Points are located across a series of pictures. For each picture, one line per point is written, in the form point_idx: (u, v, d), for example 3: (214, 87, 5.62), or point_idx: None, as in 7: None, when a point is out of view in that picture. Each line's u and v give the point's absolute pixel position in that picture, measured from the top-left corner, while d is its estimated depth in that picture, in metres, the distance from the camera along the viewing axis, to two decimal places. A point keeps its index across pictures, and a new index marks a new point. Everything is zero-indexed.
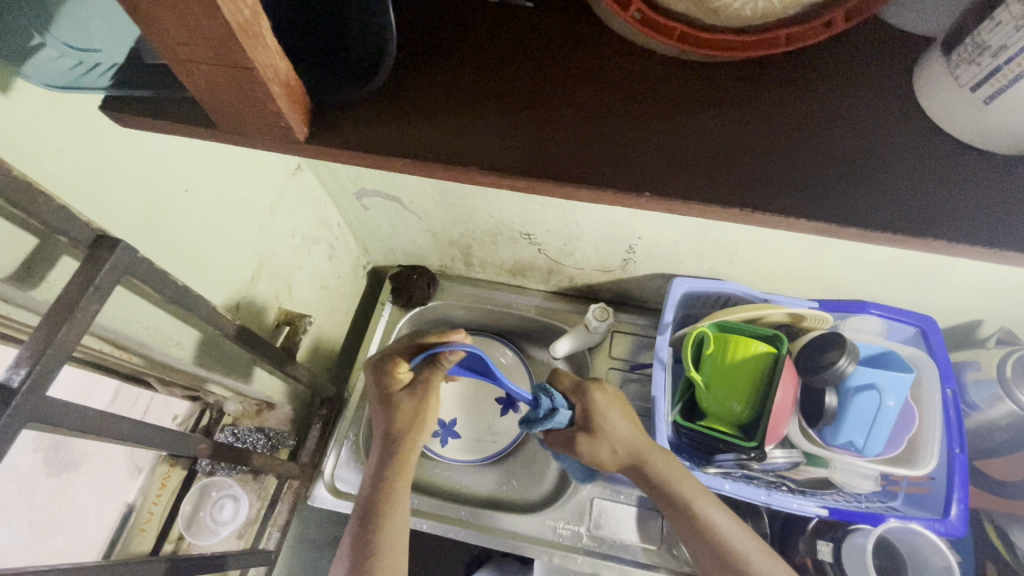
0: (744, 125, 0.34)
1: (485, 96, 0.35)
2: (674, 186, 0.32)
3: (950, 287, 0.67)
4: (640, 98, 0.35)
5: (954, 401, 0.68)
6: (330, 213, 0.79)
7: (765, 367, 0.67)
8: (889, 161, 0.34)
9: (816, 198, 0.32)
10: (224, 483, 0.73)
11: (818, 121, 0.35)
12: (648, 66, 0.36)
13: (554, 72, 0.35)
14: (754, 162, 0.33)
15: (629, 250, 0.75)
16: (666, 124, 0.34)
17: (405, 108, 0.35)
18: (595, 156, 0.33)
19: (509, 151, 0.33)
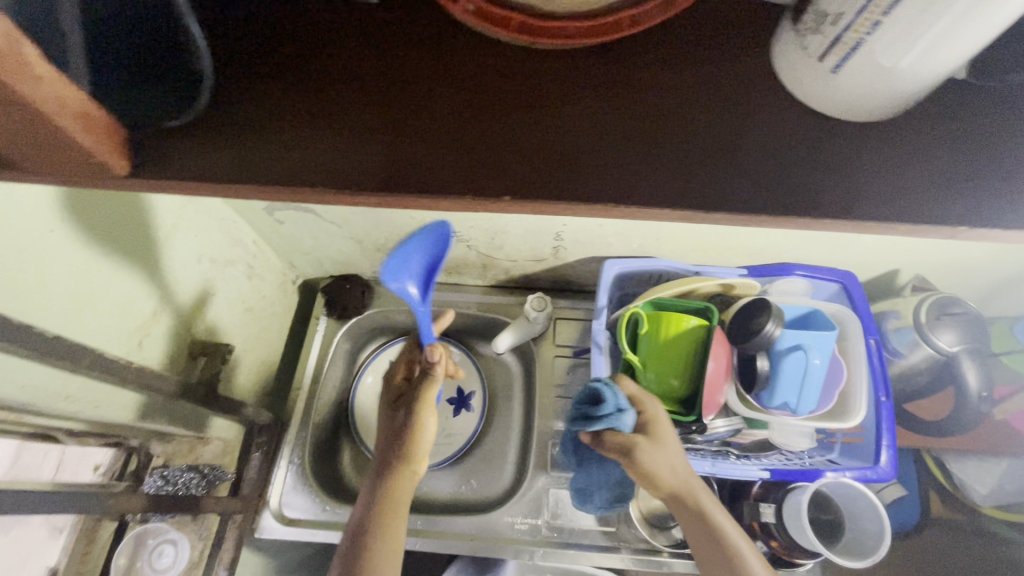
0: (562, 122, 0.40)
1: (345, 119, 0.41)
2: (505, 182, 0.39)
3: (866, 243, 0.69)
4: (476, 107, 0.41)
5: (878, 350, 0.70)
6: (243, 232, 0.74)
7: (699, 340, 0.67)
8: (692, 146, 0.40)
9: (622, 180, 0.39)
10: (161, 529, 0.68)
11: (620, 109, 0.41)
12: (483, 78, 0.42)
13: (409, 92, 0.41)
14: (582, 159, 0.39)
15: (557, 238, 0.74)
16: (501, 129, 0.40)
17: (276, 136, 0.40)
18: (440, 163, 0.39)
19: (367, 166, 0.39)
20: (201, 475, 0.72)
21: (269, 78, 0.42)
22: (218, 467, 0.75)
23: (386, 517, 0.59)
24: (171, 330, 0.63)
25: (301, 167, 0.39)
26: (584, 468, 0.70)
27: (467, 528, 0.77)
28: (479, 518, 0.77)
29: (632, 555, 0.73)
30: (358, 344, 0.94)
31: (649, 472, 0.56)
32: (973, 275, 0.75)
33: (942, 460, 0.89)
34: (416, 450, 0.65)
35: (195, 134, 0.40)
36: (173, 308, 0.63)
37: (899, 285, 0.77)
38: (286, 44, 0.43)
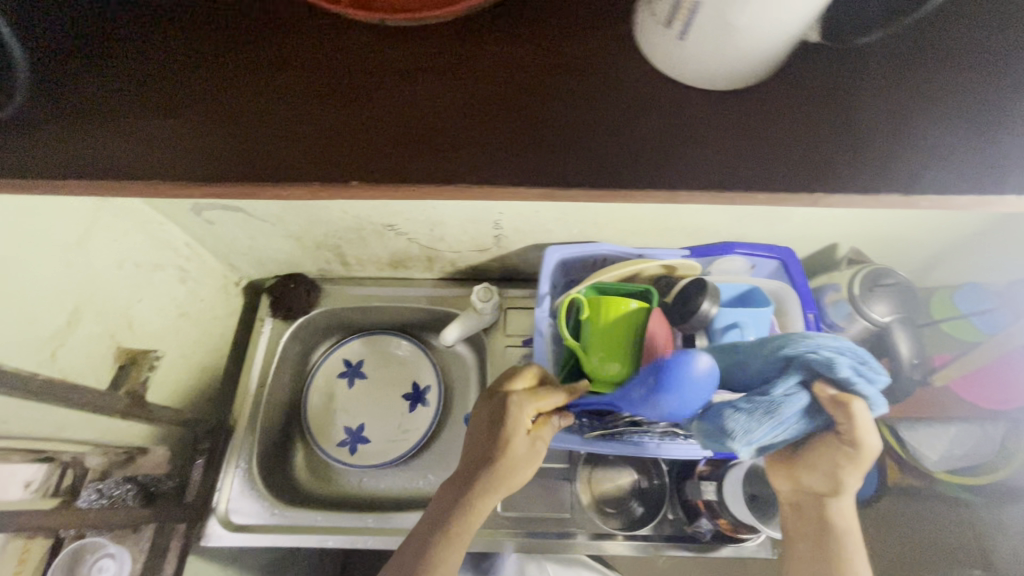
0: (402, 111, 0.46)
1: (195, 117, 0.47)
2: (331, 165, 0.45)
3: (800, 219, 0.69)
4: (310, 101, 0.47)
5: (817, 324, 0.70)
6: (173, 234, 0.72)
7: (640, 323, 0.67)
8: (517, 127, 0.45)
9: (443, 166, 0.45)
10: (99, 543, 0.66)
11: (455, 97, 0.46)
12: (317, 76, 0.48)
13: (250, 94, 0.48)
14: (413, 144, 0.45)
15: (497, 227, 0.73)
16: (329, 119, 0.46)
17: (137, 135, 0.47)
18: (277, 150, 0.45)
19: (218, 162, 0.45)
20: (140, 486, 0.70)
21: (131, 87, 0.48)
22: (159, 476, 0.73)
23: (458, 536, 0.55)
24: (91, 338, 0.61)
25: (159, 165, 0.45)
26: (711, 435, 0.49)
27: None
28: None
29: (584, 540, 0.73)
30: (308, 344, 0.92)
31: (838, 475, 0.52)
32: (909, 246, 0.76)
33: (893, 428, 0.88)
34: (508, 483, 0.57)
35: (57, 136, 0.46)
36: (92, 316, 0.61)
37: (840, 259, 0.78)
38: (147, 57, 0.50)
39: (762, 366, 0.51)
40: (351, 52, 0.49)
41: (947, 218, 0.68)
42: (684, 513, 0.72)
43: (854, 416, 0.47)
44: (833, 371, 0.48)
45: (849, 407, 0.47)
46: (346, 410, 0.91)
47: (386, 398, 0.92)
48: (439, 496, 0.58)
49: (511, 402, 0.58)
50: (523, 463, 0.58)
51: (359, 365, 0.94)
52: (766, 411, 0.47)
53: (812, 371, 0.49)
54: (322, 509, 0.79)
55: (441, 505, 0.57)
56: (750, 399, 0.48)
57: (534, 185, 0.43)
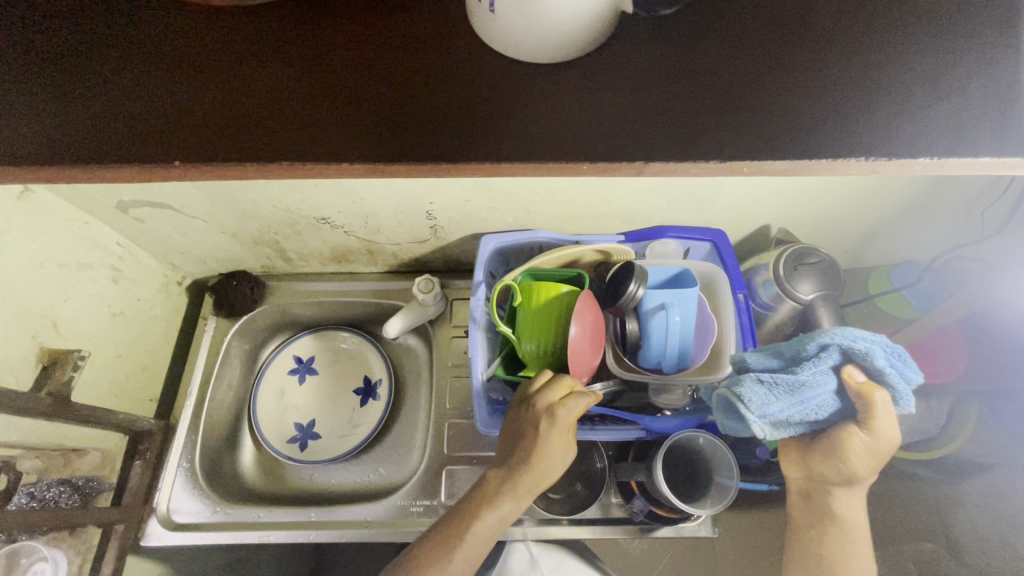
0: (257, 85, 0.44)
1: (87, 100, 0.43)
2: (239, 149, 0.42)
3: (726, 201, 0.70)
4: (217, 82, 0.44)
5: (746, 304, 0.71)
6: (101, 233, 0.71)
7: (569, 308, 0.68)
8: (377, 98, 0.43)
9: (299, 140, 0.42)
10: (34, 547, 0.65)
11: (315, 69, 0.44)
12: (223, 55, 0.45)
13: (148, 73, 0.44)
14: (267, 119, 0.42)
15: (430, 217, 0.74)
16: (240, 101, 0.43)
17: (15, 117, 0.42)
18: (185, 134, 0.42)
19: (45, 139, 0.41)
20: (75, 488, 0.70)
21: (7, 64, 0.43)
22: (96, 478, 0.72)
23: (493, 517, 0.56)
24: (7, 339, 0.60)
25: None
26: (780, 405, 0.51)
27: (363, 515, 0.76)
28: (375, 504, 0.76)
29: (528, 526, 0.74)
30: (256, 342, 0.92)
31: (850, 464, 0.53)
32: (839, 225, 0.77)
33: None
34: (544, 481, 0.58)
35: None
36: (8, 315, 0.60)
37: (772, 240, 0.79)
38: (5, 26, 0.45)
39: (799, 349, 0.54)
40: (259, 30, 0.46)
41: (866, 195, 0.69)
42: (623, 493, 0.74)
43: (875, 404, 0.49)
44: (869, 360, 0.50)
45: (871, 395, 0.49)
46: (295, 406, 0.91)
47: (337, 393, 0.92)
48: (482, 480, 0.60)
49: (562, 409, 0.58)
50: (559, 463, 0.59)
51: (309, 362, 0.93)
52: (786, 388, 0.51)
53: (846, 356, 0.52)
54: (267, 506, 0.79)
55: (481, 487, 0.59)
56: (773, 376, 0.52)
57: (439, 167, 0.41)
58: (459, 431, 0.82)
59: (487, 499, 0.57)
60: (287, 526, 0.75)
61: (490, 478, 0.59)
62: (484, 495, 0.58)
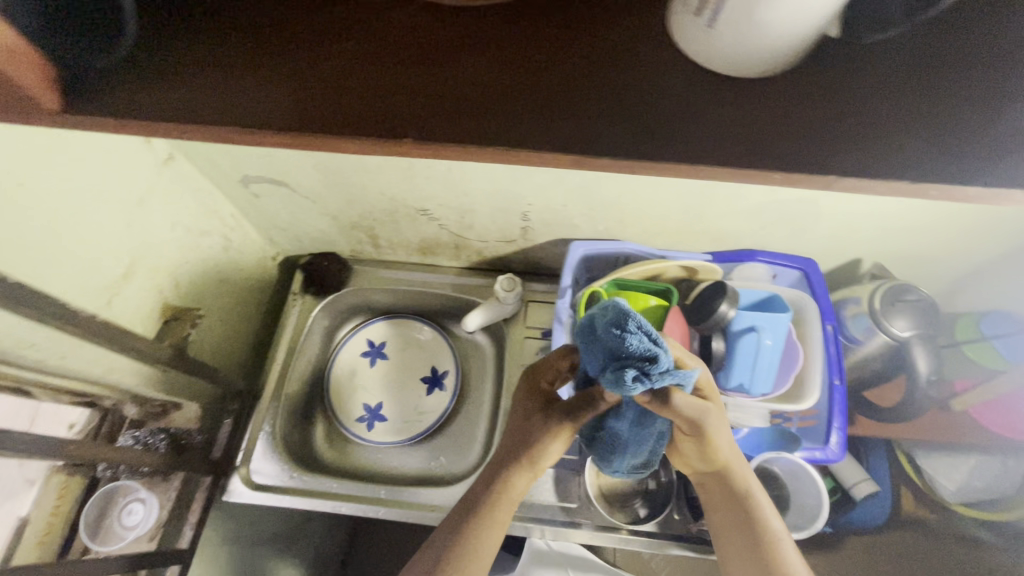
0: (489, 50, 0.34)
1: (350, 44, 0.34)
2: (537, 128, 0.31)
3: (825, 229, 0.70)
4: (508, 42, 0.34)
5: (834, 336, 0.71)
6: (220, 203, 0.77)
7: (656, 319, 0.70)
8: (614, 75, 0.33)
9: (531, 121, 0.31)
10: (130, 488, 0.72)
11: (544, 35, 0.34)
12: (521, 11, 0.35)
13: (426, 20, 0.35)
14: (496, 92, 0.32)
15: (524, 218, 0.76)
16: (534, 68, 0.33)
17: (272, 61, 0.34)
18: (464, 100, 0.32)
19: (249, 107, 0.32)
20: (172, 438, 0.76)
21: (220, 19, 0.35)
22: (190, 430, 0.77)
23: (506, 510, 0.56)
24: (143, 293, 0.65)
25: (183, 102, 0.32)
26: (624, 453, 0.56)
27: (430, 498, 0.78)
28: (441, 489, 0.78)
29: (591, 531, 0.74)
30: (335, 322, 0.96)
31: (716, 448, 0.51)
32: (937, 266, 0.75)
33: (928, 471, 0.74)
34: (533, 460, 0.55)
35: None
36: (145, 270, 0.64)
37: (863, 274, 0.78)
38: None
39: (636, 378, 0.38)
40: None
41: (974, 238, 0.68)
42: (690, 513, 0.73)
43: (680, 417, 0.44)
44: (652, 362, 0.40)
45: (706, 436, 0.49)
46: (365, 387, 0.94)
47: (404, 379, 0.95)
48: (489, 474, 0.57)
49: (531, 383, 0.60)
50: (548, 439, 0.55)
51: (381, 347, 0.97)
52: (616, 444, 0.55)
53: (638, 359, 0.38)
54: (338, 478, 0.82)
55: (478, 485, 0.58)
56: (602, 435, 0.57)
57: (669, 156, 0.31)
58: None
59: (499, 494, 0.55)
60: (358, 500, 0.78)
61: (502, 477, 0.56)
62: (497, 490, 0.56)
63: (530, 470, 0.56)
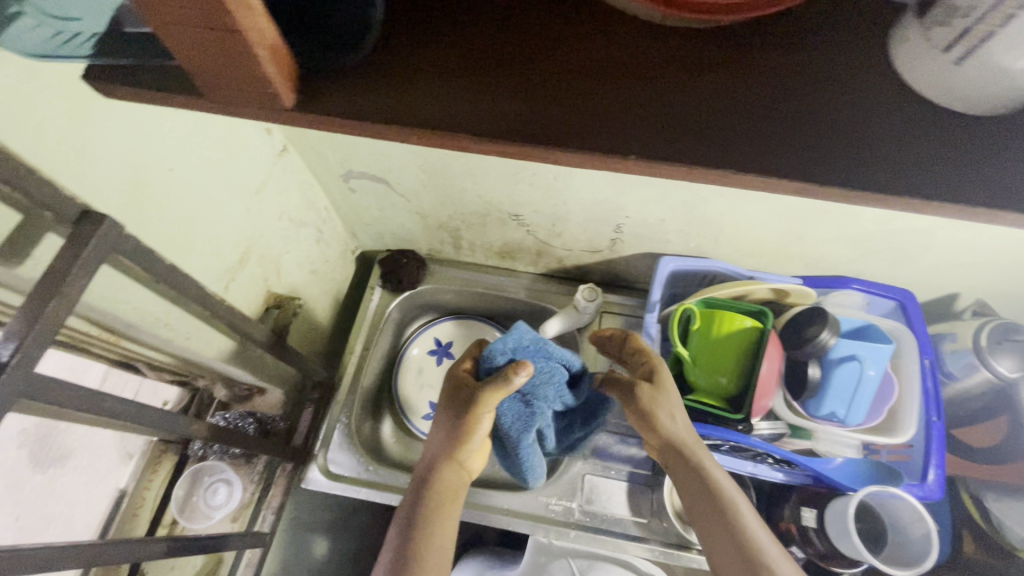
0: (744, 60, 0.30)
1: (608, 56, 0.30)
2: (810, 169, 0.28)
3: (932, 261, 0.69)
4: (782, 68, 0.30)
5: (932, 370, 0.69)
6: (317, 196, 0.78)
7: (751, 341, 0.69)
8: (876, 99, 0.29)
9: (780, 150, 0.28)
10: (216, 468, 0.72)
11: (802, 49, 0.30)
12: (788, 34, 0.30)
13: (689, 34, 0.30)
14: (753, 111, 0.29)
15: (617, 230, 0.76)
16: (809, 101, 0.29)
17: (521, 69, 0.29)
18: (736, 134, 0.28)
19: (482, 114, 0.29)
20: (259, 423, 0.77)
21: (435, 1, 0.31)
22: (274, 416, 0.78)
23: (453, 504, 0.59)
24: (253, 279, 0.66)
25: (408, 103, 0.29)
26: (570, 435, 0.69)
27: (506, 503, 0.76)
28: (516, 494, 0.77)
29: (662, 548, 0.72)
30: (406, 318, 0.97)
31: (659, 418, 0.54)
32: None
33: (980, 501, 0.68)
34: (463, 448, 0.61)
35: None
36: (256, 259, 0.66)
37: (959, 309, 0.76)
38: None
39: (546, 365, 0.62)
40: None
41: None
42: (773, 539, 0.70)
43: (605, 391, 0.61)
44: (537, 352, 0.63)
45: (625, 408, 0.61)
46: (431, 385, 0.95)
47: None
48: (427, 469, 0.61)
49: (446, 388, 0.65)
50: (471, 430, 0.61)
51: (447, 346, 0.97)
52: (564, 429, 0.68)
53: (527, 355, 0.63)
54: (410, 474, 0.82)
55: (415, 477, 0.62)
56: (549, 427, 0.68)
57: (920, 192, 0.27)
58: (599, 440, 0.81)
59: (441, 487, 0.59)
60: None
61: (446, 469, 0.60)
62: (438, 483, 0.59)
63: (455, 461, 0.61)
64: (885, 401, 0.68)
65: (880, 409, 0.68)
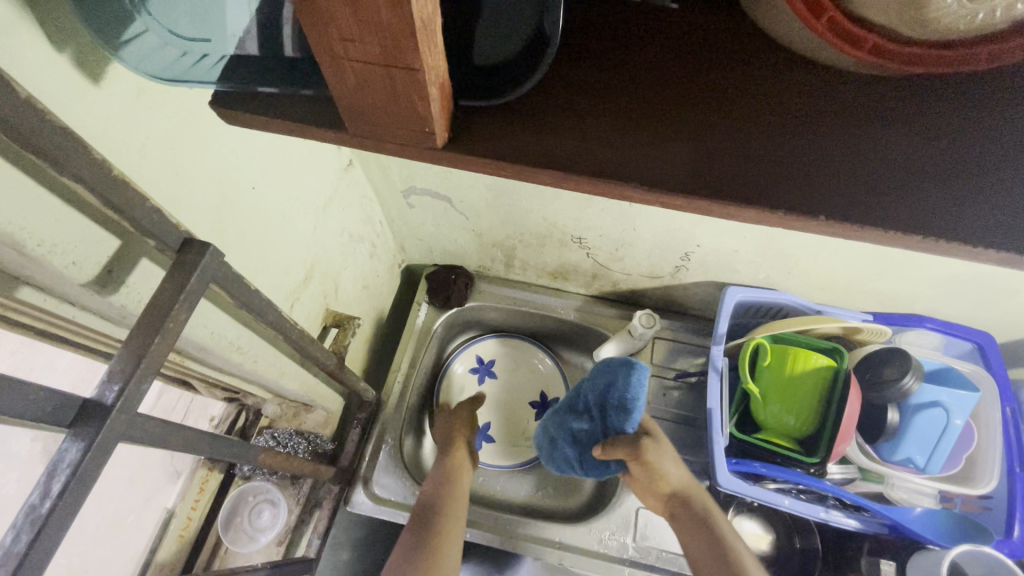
0: (930, 117, 0.28)
1: (777, 107, 0.27)
2: (1020, 238, 0.25)
3: (1016, 305, 0.66)
4: (967, 127, 0.27)
5: (1014, 419, 0.66)
6: (374, 211, 0.75)
7: (826, 380, 0.66)
8: None
9: (986, 216, 0.25)
10: (262, 488, 0.70)
11: (991, 105, 0.28)
12: (966, 92, 0.28)
13: (863, 87, 0.28)
14: (948, 172, 0.26)
15: (684, 258, 0.73)
16: (1003, 160, 0.27)
17: (688, 116, 0.27)
18: (930, 195, 0.26)
19: (651, 162, 0.26)
20: (309, 444, 0.73)
21: (592, 42, 0.29)
22: (319, 436, 0.75)
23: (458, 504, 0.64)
24: (313, 297, 0.64)
25: (569, 149, 0.27)
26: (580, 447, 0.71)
27: (557, 535, 0.74)
28: (567, 527, 0.74)
29: None
30: (450, 335, 0.94)
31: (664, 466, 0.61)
32: None
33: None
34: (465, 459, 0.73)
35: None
36: (318, 277, 0.64)
37: None
38: None
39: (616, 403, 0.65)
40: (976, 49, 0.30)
41: None
42: None
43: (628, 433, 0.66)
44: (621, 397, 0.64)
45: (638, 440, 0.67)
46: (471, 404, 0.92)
47: (512, 402, 0.93)
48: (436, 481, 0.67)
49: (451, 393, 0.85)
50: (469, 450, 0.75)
51: (488, 364, 0.94)
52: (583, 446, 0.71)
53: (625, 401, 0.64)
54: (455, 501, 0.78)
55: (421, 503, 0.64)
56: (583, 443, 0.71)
57: None
58: None
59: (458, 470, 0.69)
60: (481, 528, 0.75)
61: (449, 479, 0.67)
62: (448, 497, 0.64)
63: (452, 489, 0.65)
64: (962, 450, 0.65)
65: (959, 458, 0.65)
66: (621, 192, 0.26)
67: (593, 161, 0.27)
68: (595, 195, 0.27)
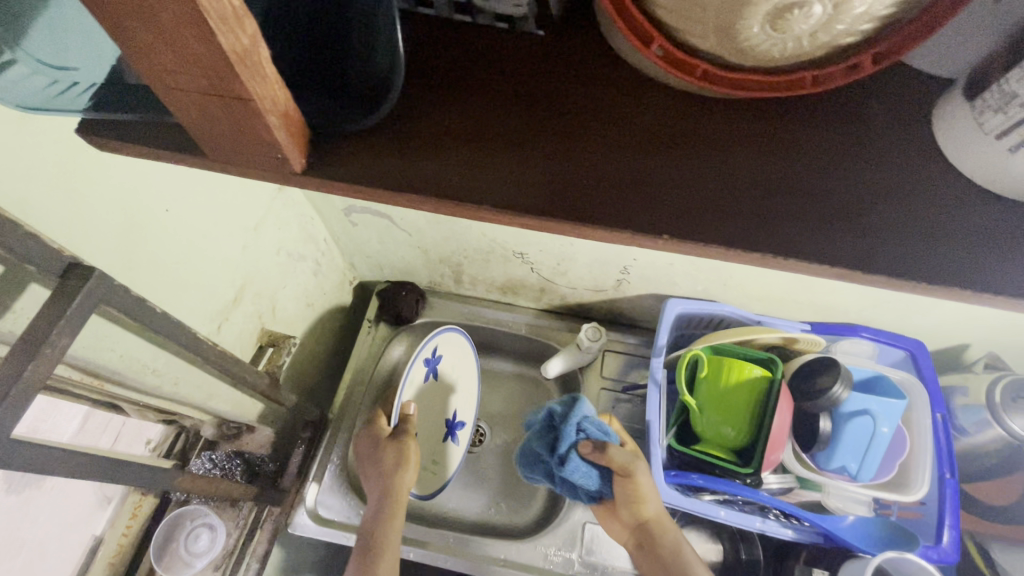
0: (782, 137, 0.29)
1: (631, 130, 0.28)
2: (849, 255, 0.26)
3: (941, 313, 0.68)
4: (814, 148, 0.29)
5: (944, 425, 0.68)
6: (316, 229, 0.75)
7: (762, 391, 0.66)
8: (913, 181, 0.28)
9: (821, 235, 0.26)
10: (199, 512, 0.69)
11: (839, 126, 0.29)
12: (819, 113, 0.29)
13: (718, 109, 0.29)
14: (793, 193, 0.27)
15: (624, 271, 0.74)
16: (846, 179, 0.28)
17: (543, 139, 0.28)
18: (769, 213, 0.27)
19: (510, 185, 0.27)
20: (247, 464, 0.73)
21: (461, 67, 0.30)
22: (258, 457, 0.73)
23: (397, 522, 0.61)
24: (246, 316, 0.63)
25: (429, 172, 0.27)
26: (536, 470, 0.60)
27: (502, 552, 0.73)
28: (513, 543, 0.74)
29: None
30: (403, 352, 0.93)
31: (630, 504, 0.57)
32: None
33: (986, 553, 0.67)
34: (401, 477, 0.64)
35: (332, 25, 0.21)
36: (251, 296, 0.63)
37: (968, 362, 0.75)
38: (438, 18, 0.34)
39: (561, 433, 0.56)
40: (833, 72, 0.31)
41: None
42: None
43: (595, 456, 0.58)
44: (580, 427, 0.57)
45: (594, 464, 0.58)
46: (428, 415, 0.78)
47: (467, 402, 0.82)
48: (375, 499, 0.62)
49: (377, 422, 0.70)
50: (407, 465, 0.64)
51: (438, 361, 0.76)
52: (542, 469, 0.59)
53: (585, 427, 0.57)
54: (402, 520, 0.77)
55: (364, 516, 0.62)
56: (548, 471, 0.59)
57: (959, 284, 0.26)
58: None
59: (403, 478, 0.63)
60: (426, 547, 0.74)
61: (389, 496, 0.62)
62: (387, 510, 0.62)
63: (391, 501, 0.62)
64: (896, 456, 0.66)
65: (890, 466, 0.66)
66: (479, 214, 0.27)
67: (453, 183, 0.27)
68: (459, 217, 0.28)
